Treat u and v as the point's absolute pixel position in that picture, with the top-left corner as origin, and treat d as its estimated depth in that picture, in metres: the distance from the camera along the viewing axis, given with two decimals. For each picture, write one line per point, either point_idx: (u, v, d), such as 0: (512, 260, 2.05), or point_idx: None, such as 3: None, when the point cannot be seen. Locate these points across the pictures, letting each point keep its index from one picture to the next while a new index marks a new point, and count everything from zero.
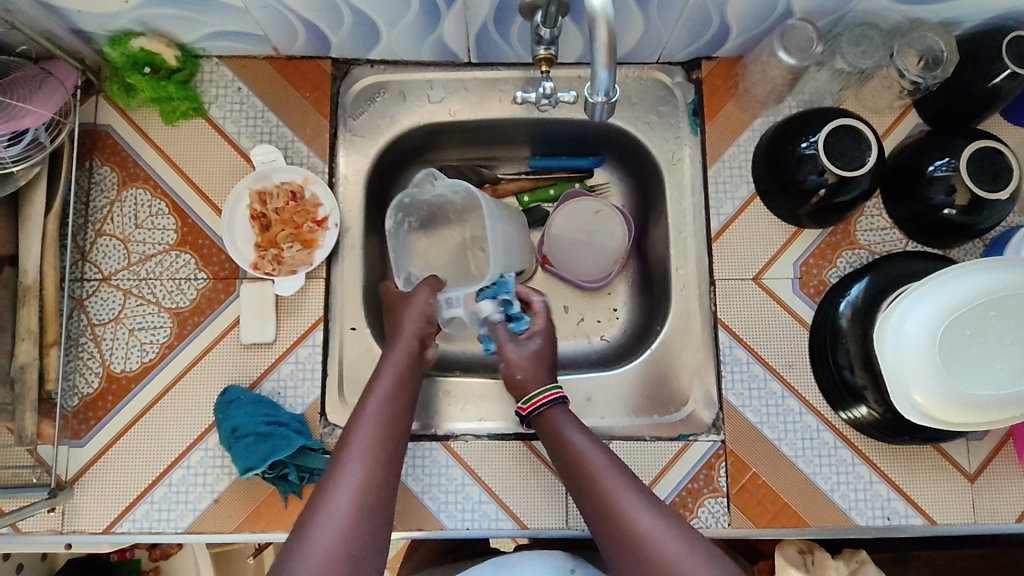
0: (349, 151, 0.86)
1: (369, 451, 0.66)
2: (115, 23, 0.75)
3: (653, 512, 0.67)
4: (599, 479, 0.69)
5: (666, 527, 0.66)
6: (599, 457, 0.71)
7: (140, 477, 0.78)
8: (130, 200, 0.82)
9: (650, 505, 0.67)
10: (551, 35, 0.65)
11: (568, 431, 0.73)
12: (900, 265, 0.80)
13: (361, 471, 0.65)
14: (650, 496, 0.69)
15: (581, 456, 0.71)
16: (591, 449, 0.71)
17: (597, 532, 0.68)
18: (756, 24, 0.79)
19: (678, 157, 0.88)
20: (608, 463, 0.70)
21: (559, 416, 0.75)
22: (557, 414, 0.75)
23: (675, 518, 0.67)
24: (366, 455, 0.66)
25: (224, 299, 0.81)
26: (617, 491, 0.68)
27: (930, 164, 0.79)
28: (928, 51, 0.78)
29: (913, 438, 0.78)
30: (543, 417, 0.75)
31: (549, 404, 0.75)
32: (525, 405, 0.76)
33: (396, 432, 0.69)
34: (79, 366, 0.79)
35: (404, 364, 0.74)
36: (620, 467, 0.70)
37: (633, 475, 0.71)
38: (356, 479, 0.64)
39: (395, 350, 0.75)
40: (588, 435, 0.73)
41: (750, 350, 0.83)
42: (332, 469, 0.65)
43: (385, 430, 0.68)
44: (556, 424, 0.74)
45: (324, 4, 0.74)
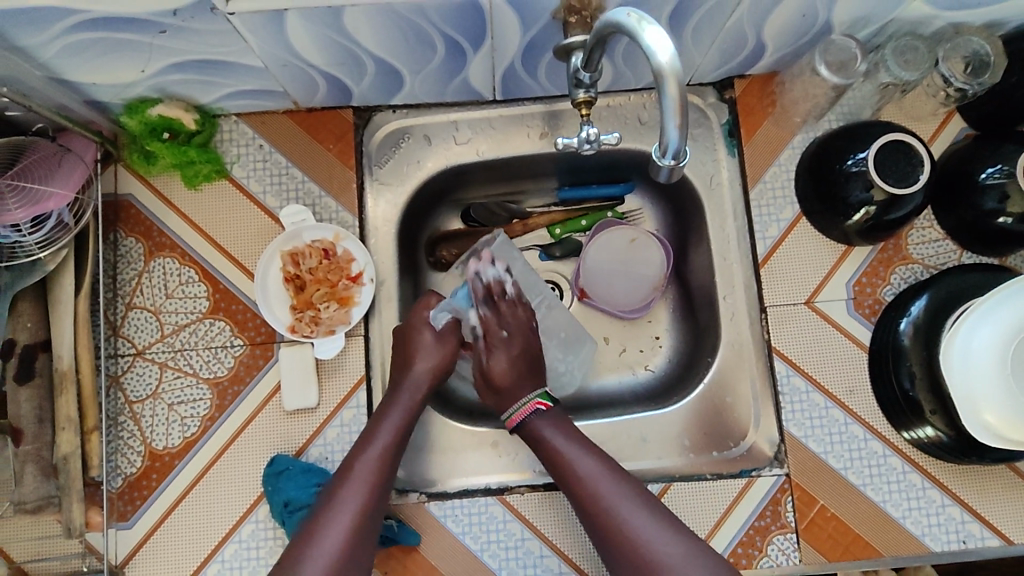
0: (378, 199, 0.84)
1: (361, 497, 0.68)
2: (132, 91, 0.73)
3: (647, 515, 0.68)
4: (590, 485, 0.70)
5: (660, 530, 0.67)
6: (589, 463, 0.71)
7: (193, 556, 0.75)
8: (159, 270, 0.80)
9: (643, 507, 0.68)
10: (591, 78, 0.62)
11: (556, 441, 0.73)
12: (959, 280, 0.77)
13: (353, 514, 0.67)
14: (642, 495, 0.69)
15: (567, 459, 0.72)
16: (580, 458, 0.71)
17: (591, 532, 0.70)
18: (793, 41, 0.76)
19: (717, 181, 0.85)
20: (597, 465, 0.71)
21: (540, 424, 0.75)
22: (540, 424, 0.75)
23: (671, 520, 0.68)
24: (360, 495, 0.68)
25: (263, 365, 0.79)
26: (607, 487, 0.69)
27: (981, 172, 0.76)
28: (974, 56, 0.75)
29: (982, 458, 0.75)
30: (527, 427, 0.75)
31: (527, 419, 0.75)
32: (510, 421, 0.76)
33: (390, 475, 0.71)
34: (119, 446, 0.77)
35: (413, 402, 0.75)
36: (611, 470, 0.71)
37: (629, 476, 0.71)
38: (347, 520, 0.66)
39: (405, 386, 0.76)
40: (574, 439, 0.73)
41: (809, 378, 0.80)
42: (326, 503, 0.68)
43: (382, 474, 0.70)
44: (537, 431, 0.74)
45: (346, 57, 0.71)
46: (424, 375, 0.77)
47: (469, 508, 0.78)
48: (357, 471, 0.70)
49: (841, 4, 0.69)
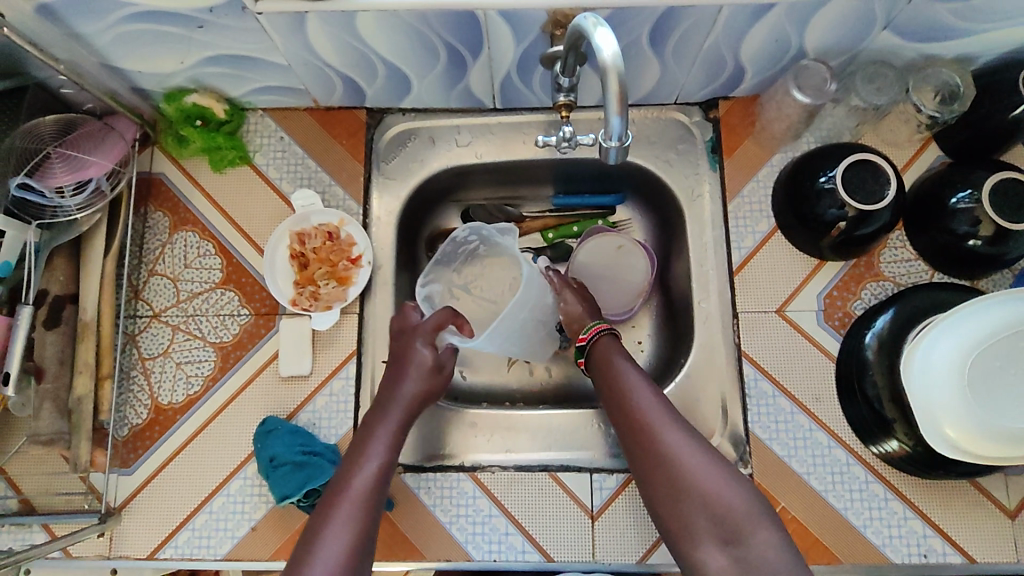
0: (383, 192, 0.91)
1: (352, 519, 0.67)
2: (172, 81, 0.83)
3: (686, 436, 0.70)
4: (637, 402, 0.73)
5: (695, 448, 0.69)
6: (642, 386, 0.75)
7: (183, 505, 0.81)
8: (181, 242, 0.88)
9: (684, 429, 0.71)
10: (570, 83, 0.69)
11: (614, 360, 0.79)
12: (926, 296, 0.80)
13: (347, 529, 0.66)
14: (682, 420, 0.72)
15: (623, 380, 0.75)
16: (635, 379, 0.75)
17: (630, 451, 0.72)
18: (769, 65, 0.82)
19: (698, 194, 0.90)
20: (649, 388, 0.75)
21: (607, 345, 0.81)
22: (607, 343, 0.81)
23: (708, 444, 0.70)
24: (355, 511, 0.67)
25: (265, 333, 0.86)
26: (653, 413, 0.72)
27: (953, 196, 0.79)
28: (944, 86, 0.81)
29: (949, 472, 0.76)
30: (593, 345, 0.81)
31: (598, 334, 0.82)
32: (585, 334, 0.83)
33: (379, 502, 0.70)
34: (129, 398, 0.84)
35: (396, 428, 0.75)
36: (660, 395, 0.75)
37: (673, 405, 0.75)
38: (342, 538, 0.65)
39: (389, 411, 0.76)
40: (631, 363, 0.78)
41: (776, 383, 0.84)
42: (319, 521, 0.67)
43: (371, 501, 0.69)
44: (603, 351, 0.80)
45: (360, 59, 0.79)
46: (412, 398, 0.78)
47: (441, 481, 0.82)
48: (350, 489, 0.69)
49: (811, 31, 0.75)
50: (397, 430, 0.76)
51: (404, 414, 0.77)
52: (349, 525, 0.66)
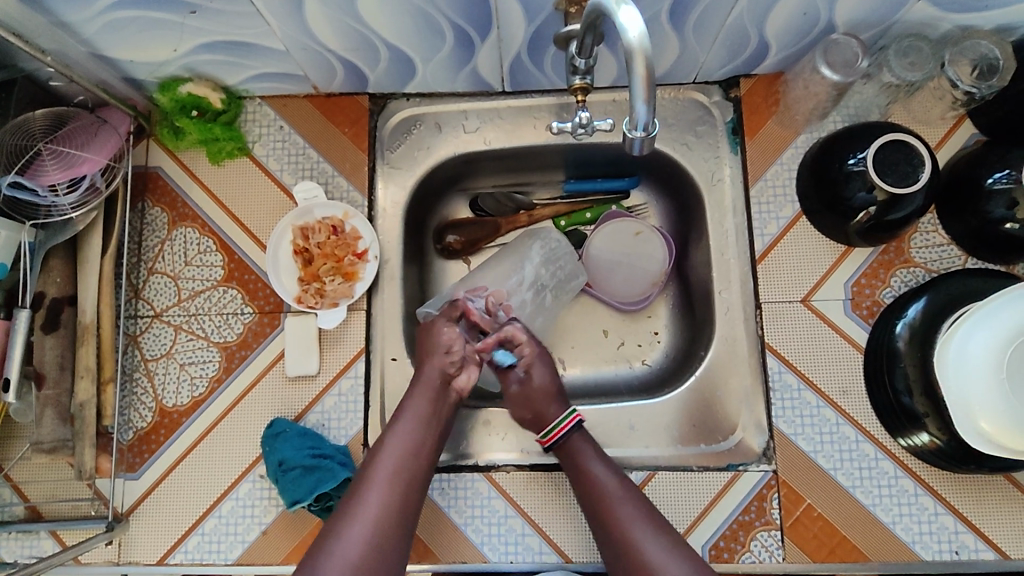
0: (388, 182, 0.87)
1: (389, 483, 0.71)
2: (165, 70, 0.79)
3: (667, 546, 0.70)
4: (618, 516, 0.72)
5: (679, 559, 0.69)
6: (623, 494, 0.73)
7: (192, 510, 0.79)
8: (180, 239, 0.85)
9: (664, 539, 0.70)
10: (586, 65, 0.64)
11: (589, 462, 0.75)
12: (961, 283, 0.76)
13: (380, 494, 0.70)
14: (661, 524, 0.72)
15: (602, 490, 0.73)
16: (616, 485, 0.74)
17: (613, 562, 0.72)
18: (796, 40, 0.77)
19: (718, 178, 0.86)
20: (629, 494, 0.73)
21: (580, 444, 0.76)
22: (579, 443, 0.76)
23: (690, 552, 0.70)
24: (383, 485, 0.70)
25: (270, 332, 0.83)
26: (634, 527, 0.71)
27: (988, 177, 0.75)
28: (982, 60, 0.75)
29: (981, 467, 0.73)
30: (565, 444, 0.76)
31: (567, 433, 0.76)
32: (546, 439, 0.77)
33: (417, 467, 0.73)
34: (133, 401, 0.82)
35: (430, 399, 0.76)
36: (639, 499, 0.73)
37: (649, 506, 0.74)
38: (380, 506, 0.69)
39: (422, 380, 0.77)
40: (609, 467, 0.75)
41: (802, 376, 0.80)
42: (359, 489, 0.70)
43: (405, 471, 0.72)
44: (576, 454, 0.76)
45: (361, 43, 0.75)
46: (436, 375, 0.77)
47: (456, 482, 0.80)
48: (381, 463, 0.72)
49: (842, 4, 0.70)
50: (431, 397, 0.76)
51: (431, 388, 0.77)
52: (379, 500, 0.70)
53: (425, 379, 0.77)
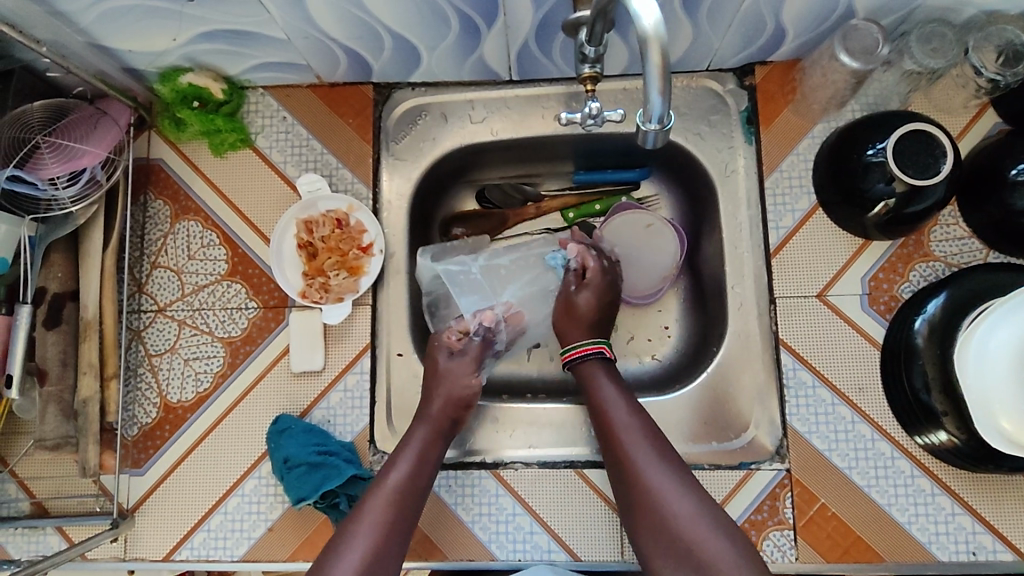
0: (393, 174, 0.86)
1: (382, 518, 0.68)
2: (165, 60, 0.77)
3: (671, 475, 0.67)
4: (621, 436, 0.71)
5: (683, 493, 0.66)
6: (625, 413, 0.72)
7: (197, 506, 0.79)
8: (183, 232, 0.84)
9: (664, 462, 0.68)
10: (596, 53, 0.62)
11: (599, 383, 0.76)
12: (982, 278, 0.74)
13: (373, 531, 0.67)
14: (669, 453, 0.69)
15: (607, 409, 0.73)
16: (618, 404, 0.73)
17: (616, 478, 0.71)
18: (814, 26, 0.74)
19: (732, 169, 0.84)
20: (639, 420, 0.71)
21: (595, 369, 0.77)
22: (593, 366, 0.77)
23: (698, 487, 0.67)
24: (376, 524, 0.67)
25: (275, 327, 0.82)
26: (635, 441, 0.70)
27: (1012, 168, 0.72)
28: (1008, 46, 0.72)
29: (998, 467, 0.70)
30: (581, 366, 0.78)
31: (585, 356, 0.78)
32: (566, 354, 0.79)
33: (414, 505, 0.70)
34: (137, 397, 0.81)
35: (430, 439, 0.74)
36: (646, 420, 0.72)
37: (660, 435, 0.71)
38: (367, 540, 0.66)
39: (424, 423, 0.75)
40: (619, 389, 0.75)
41: (816, 373, 0.79)
42: (351, 520, 0.68)
43: (401, 507, 0.69)
44: (589, 376, 0.77)
45: (364, 31, 0.73)
46: (443, 413, 0.76)
47: (462, 479, 0.79)
48: (375, 500, 0.69)
49: None
50: (433, 435, 0.75)
51: (435, 425, 0.75)
52: (370, 536, 0.66)
53: (430, 416, 0.75)
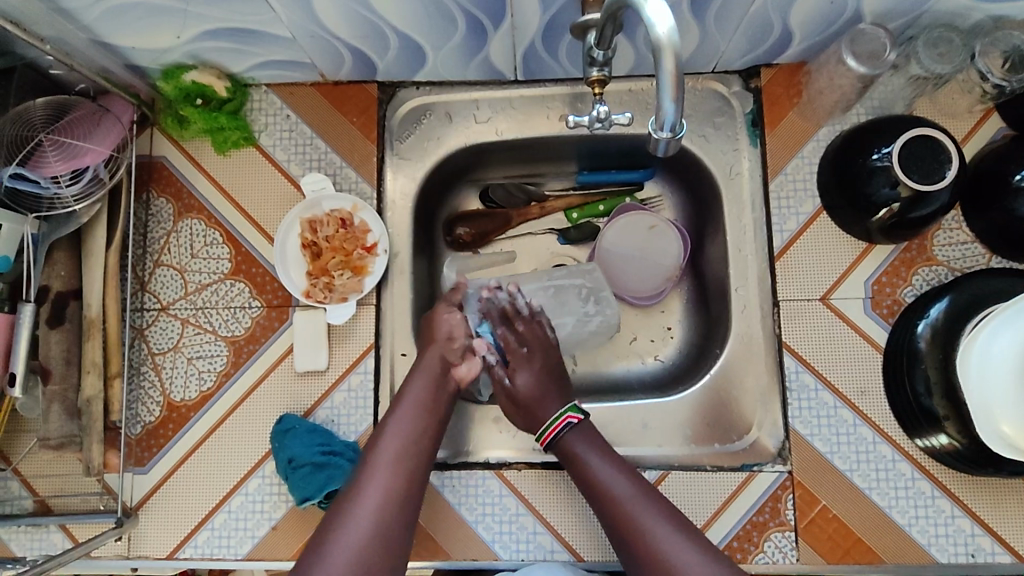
0: (397, 173, 0.85)
1: (388, 474, 0.69)
2: (169, 57, 0.76)
3: (679, 535, 0.68)
4: (625, 509, 0.70)
5: (692, 550, 0.67)
6: (622, 484, 0.71)
7: (201, 504, 0.79)
8: (186, 230, 0.84)
9: (674, 525, 0.69)
10: (605, 56, 0.62)
11: (587, 461, 0.73)
12: (983, 283, 0.74)
13: (383, 489, 0.68)
14: (675, 516, 0.70)
15: (604, 484, 0.72)
16: (614, 478, 0.72)
17: (624, 554, 0.69)
18: (821, 30, 0.74)
19: (736, 171, 0.84)
20: (637, 487, 0.71)
21: (575, 442, 0.75)
22: (572, 440, 0.75)
23: (705, 540, 0.68)
24: (382, 480, 0.68)
25: (278, 327, 0.82)
26: (640, 513, 0.69)
27: (1016, 173, 0.72)
28: (1014, 51, 0.72)
29: (999, 470, 0.71)
30: (560, 443, 0.75)
31: (559, 434, 0.75)
32: (542, 439, 0.76)
33: (419, 455, 0.72)
34: (140, 395, 0.81)
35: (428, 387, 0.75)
36: (644, 489, 0.71)
37: (659, 498, 0.72)
38: (376, 497, 0.67)
39: (420, 372, 0.76)
40: (608, 459, 0.74)
41: (819, 376, 0.79)
42: (358, 476, 0.69)
43: (405, 457, 0.71)
44: (572, 449, 0.75)
45: (371, 30, 0.73)
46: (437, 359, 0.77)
47: (466, 480, 0.79)
48: (381, 456, 0.70)
49: None
50: (432, 383, 0.76)
51: (433, 373, 0.76)
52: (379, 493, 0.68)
53: (426, 366, 0.76)
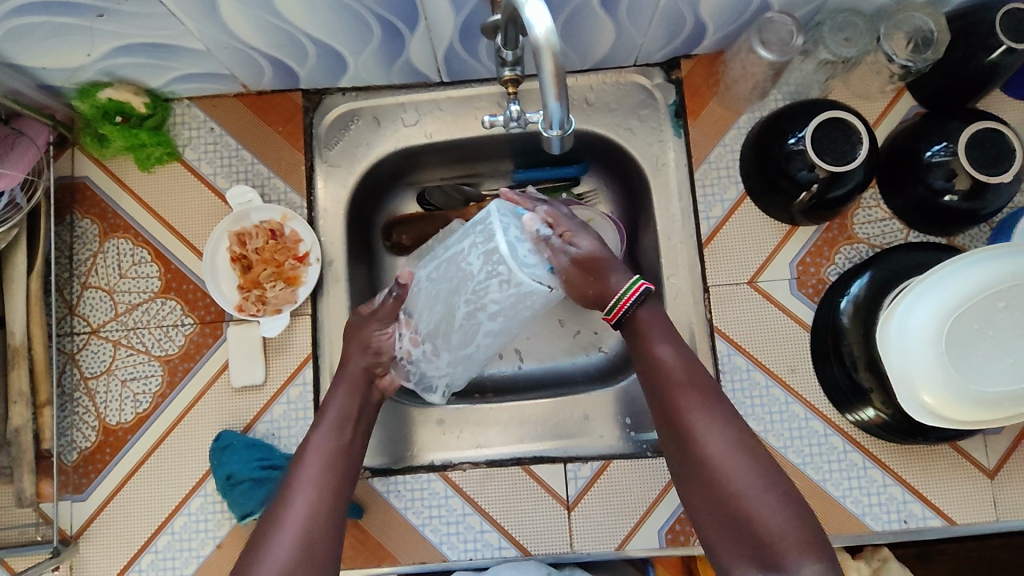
0: (327, 181, 0.85)
1: (317, 482, 0.67)
2: (81, 75, 0.75)
3: (730, 438, 0.64)
4: (676, 397, 0.66)
5: (742, 459, 0.63)
6: (679, 369, 0.67)
7: (143, 527, 0.78)
8: (113, 250, 0.82)
9: (724, 425, 0.64)
10: (514, 56, 0.62)
11: (658, 342, 0.69)
12: (903, 258, 0.76)
13: (311, 498, 0.66)
14: (728, 417, 0.65)
15: (662, 368, 0.68)
16: (676, 362, 0.68)
17: (669, 445, 0.67)
18: (732, 20, 0.76)
19: (663, 162, 0.85)
20: (697, 376, 0.67)
21: (649, 319, 0.71)
22: (647, 317, 0.71)
23: (757, 449, 0.64)
24: (312, 487, 0.66)
25: (213, 343, 0.81)
26: (691, 408, 0.65)
27: (927, 150, 0.74)
28: (917, 32, 0.74)
29: (927, 438, 0.74)
30: (633, 319, 0.71)
31: (631, 309, 0.71)
32: (611, 315, 0.72)
33: (348, 463, 0.70)
34: (74, 421, 0.80)
35: (353, 399, 0.73)
36: (701, 383, 0.67)
37: (716, 392, 0.67)
38: (306, 504, 0.65)
39: (341, 386, 0.74)
40: (678, 347, 0.69)
41: (750, 357, 0.81)
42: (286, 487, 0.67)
43: (334, 464, 0.69)
44: (642, 329, 0.70)
45: (286, 40, 0.72)
46: (361, 370, 0.75)
47: (411, 484, 0.79)
48: (310, 460, 0.68)
49: None
50: (353, 393, 0.74)
51: (354, 384, 0.74)
52: (307, 502, 0.65)
53: (348, 374, 0.75)
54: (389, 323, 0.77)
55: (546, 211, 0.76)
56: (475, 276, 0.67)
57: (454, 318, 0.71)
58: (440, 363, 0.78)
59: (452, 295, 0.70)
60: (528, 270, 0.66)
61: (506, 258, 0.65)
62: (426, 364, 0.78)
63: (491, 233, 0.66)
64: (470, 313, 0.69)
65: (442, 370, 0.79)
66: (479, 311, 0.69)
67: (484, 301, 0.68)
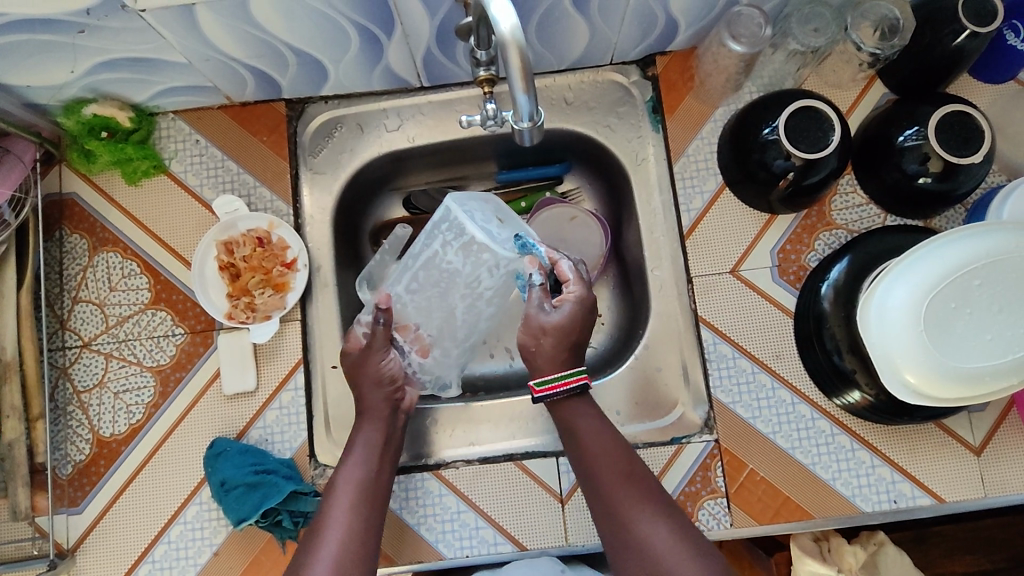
0: (312, 188, 0.86)
1: (347, 517, 0.69)
2: (65, 92, 0.76)
3: (669, 530, 0.67)
4: (613, 493, 0.70)
5: (683, 549, 0.66)
6: (612, 464, 0.71)
7: (140, 538, 0.78)
8: (102, 264, 0.83)
9: (663, 517, 0.68)
10: (488, 56, 0.64)
11: (589, 438, 0.72)
12: (880, 241, 0.78)
13: (341, 535, 0.68)
14: (666, 509, 0.69)
15: (596, 464, 0.71)
16: (609, 457, 0.71)
17: (610, 543, 0.69)
18: (702, 15, 0.78)
19: (642, 157, 0.87)
20: (632, 471, 0.71)
21: (579, 411, 0.73)
22: (577, 408, 0.73)
23: (693, 537, 0.68)
24: (342, 522, 0.69)
25: (204, 351, 0.81)
26: (629, 503, 0.69)
27: (899, 135, 0.75)
28: (882, 21, 0.76)
29: (912, 417, 0.75)
30: (563, 416, 0.74)
31: (572, 390, 0.72)
32: (539, 389, 0.72)
33: (377, 494, 0.72)
34: (68, 435, 0.80)
35: (379, 436, 0.75)
36: (635, 478, 0.71)
37: (650, 486, 0.71)
38: (337, 540, 0.68)
39: (368, 424, 0.75)
40: (611, 441, 0.72)
41: (735, 345, 0.82)
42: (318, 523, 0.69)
43: (364, 498, 0.71)
44: (575, 422, 0.73)
45: (267, 49, 0.74)
46: (382, 402, 0.77)
47: (406, 484, 0.80)
48: (340, 494, 0.71)
49: None
50: (381, 426, 0.75)
51: (379, 415, 0.76)
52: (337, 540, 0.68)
53: (373, 409, 0.76)
54: (387, 350, 0.78)
55: (567, 264, 0.76)
56: (462, 271, 0.77)
57: (455, 318, 0.81)
58: (450, 359, 0.84)
59: (445, 295, 0.79)
60: (505, 246, 0.77)
61: (485, 244, 0.76)
62: (436, 367, 0.84)
63: (462, 227, 0.77)
64: (469, 305, 0.80)
65: (454, 365, 0.85)
66: (477, 300, 0.79)
67: (478, 288, 0.78)
